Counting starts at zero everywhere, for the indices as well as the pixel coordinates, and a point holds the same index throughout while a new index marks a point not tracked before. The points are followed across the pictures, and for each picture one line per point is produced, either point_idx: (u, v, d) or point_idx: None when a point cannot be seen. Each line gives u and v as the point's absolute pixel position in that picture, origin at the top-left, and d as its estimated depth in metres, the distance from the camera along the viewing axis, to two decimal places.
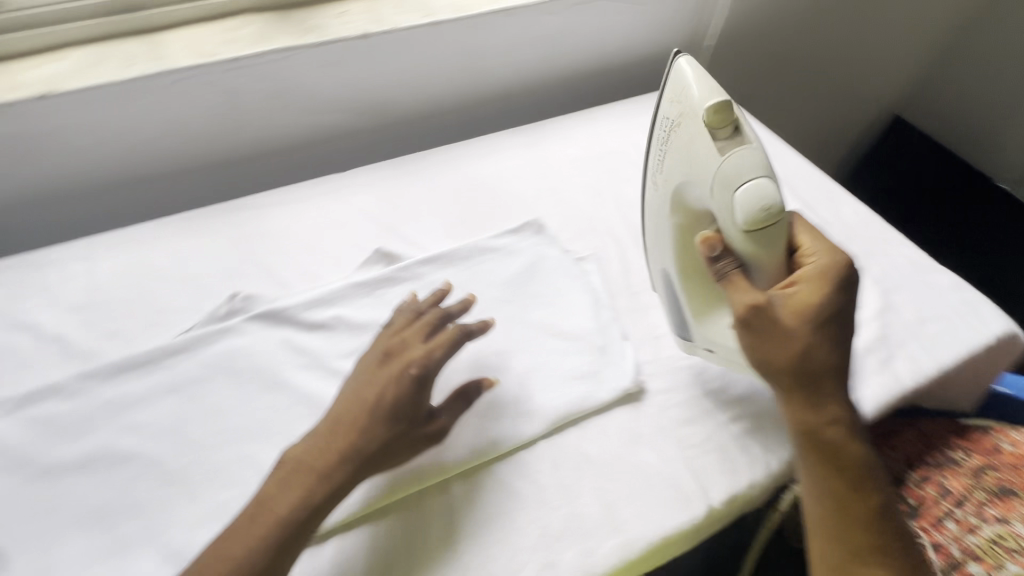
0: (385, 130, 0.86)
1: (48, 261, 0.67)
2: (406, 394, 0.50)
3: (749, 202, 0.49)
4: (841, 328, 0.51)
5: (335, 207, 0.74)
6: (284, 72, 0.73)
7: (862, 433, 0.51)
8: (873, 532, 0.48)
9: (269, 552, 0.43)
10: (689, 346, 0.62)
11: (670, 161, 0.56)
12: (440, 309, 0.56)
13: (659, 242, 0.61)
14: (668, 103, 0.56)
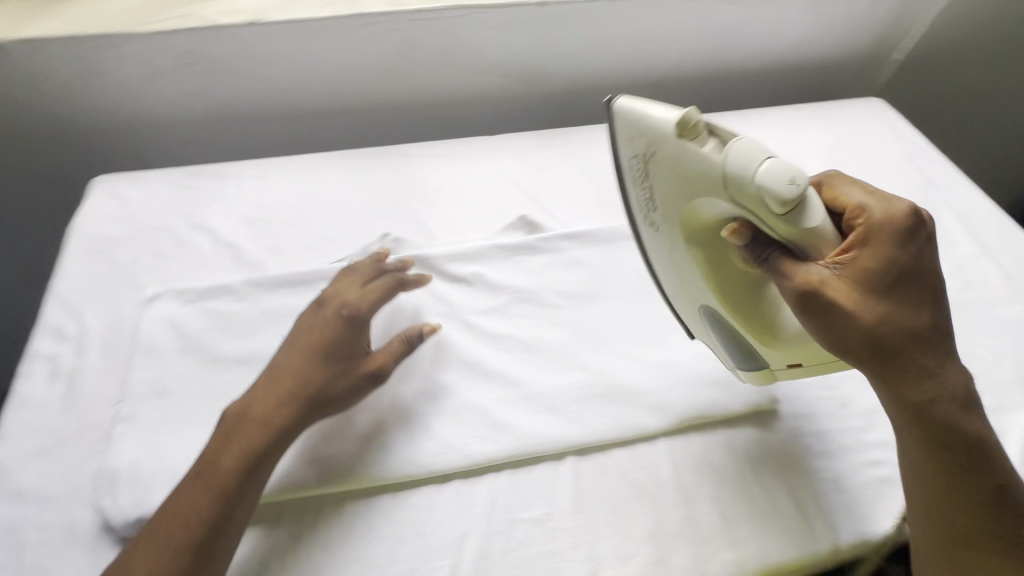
0: (534, 103, 0.86)
1: (228, 174, 0.74)
2: (343, 335, 0.54)
3: (772, 180, 0.40)
4: (923, 287, 0.42)
5: (483, 166, 0.77)
6: (460, 30, 0.75)
7: (971, 406, 0.43)
8: (980, 516, 0.43)
9: (215, 503, 0.44)
10: (765, 373, 0.52)
11: (661, 193, 0.48)
12: (376, 267, 0.60)
13: (681, 274, 0.53)
14: (625, 144, 0.50)
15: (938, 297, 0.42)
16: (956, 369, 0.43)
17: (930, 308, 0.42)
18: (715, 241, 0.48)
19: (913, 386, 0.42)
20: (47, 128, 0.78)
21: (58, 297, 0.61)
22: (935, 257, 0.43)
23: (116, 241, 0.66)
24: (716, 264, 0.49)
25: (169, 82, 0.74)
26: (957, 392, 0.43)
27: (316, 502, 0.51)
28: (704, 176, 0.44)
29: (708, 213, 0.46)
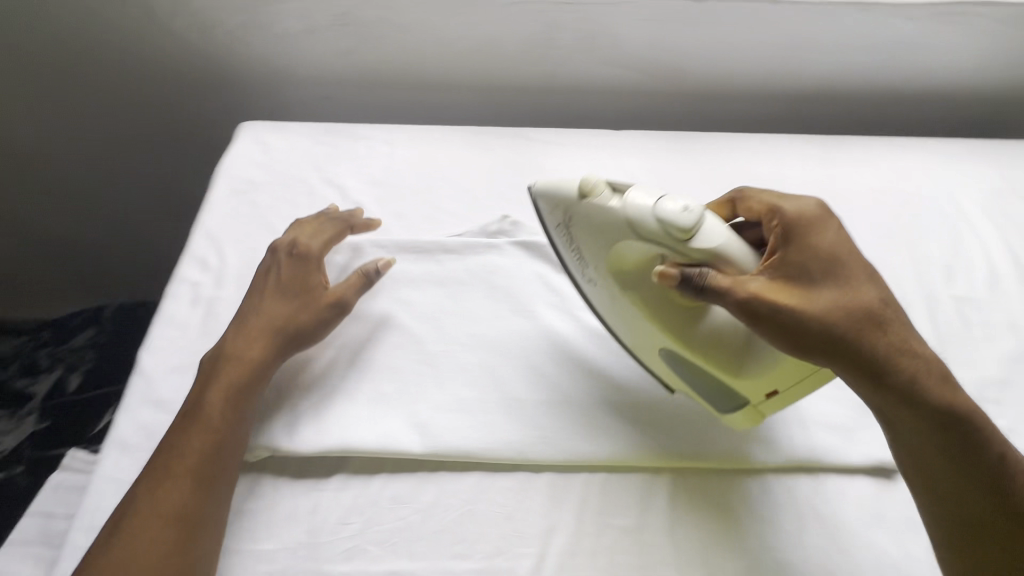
0: (664, 103, 0.84)
1: (361, 135, 0.77)
2: (301, 272, 0.58)
3: (669, 215, 0.45)
4: (852, 269, 0.46)
5: (608, 163, 0.75)
6: (606, 18, 0.74)
7: (940, 377, 0.44)
8: (983, 493, 0.43)
9: (210, 450, 0.47)
10: (747, 410, 0.50)
11: (590, 253, 0.51)
12: (323, 216, 0.64)
13: (629, 323, 0.53)
14: (551, 223, 0.53)
15: (869, 275, 0.46)
16: (911, 342, 0.45)
17: (864, 286, 0.45)
18: (651, 286, 0.49)
19: (879, 369, 0.43)
20: (207, 71, 0.84)
21: (204, 230, 0.66)
22: (851, 241, 0.47)
23: (257, 184, 0.71)
24: (659, 309, 0.49)
25: (319, 40, 0.78)
26: (922, 366, 0.44)
27: (415, 467, 0.52)
28: (615, 224, 0.48)
29: (632, 257, 0.49)
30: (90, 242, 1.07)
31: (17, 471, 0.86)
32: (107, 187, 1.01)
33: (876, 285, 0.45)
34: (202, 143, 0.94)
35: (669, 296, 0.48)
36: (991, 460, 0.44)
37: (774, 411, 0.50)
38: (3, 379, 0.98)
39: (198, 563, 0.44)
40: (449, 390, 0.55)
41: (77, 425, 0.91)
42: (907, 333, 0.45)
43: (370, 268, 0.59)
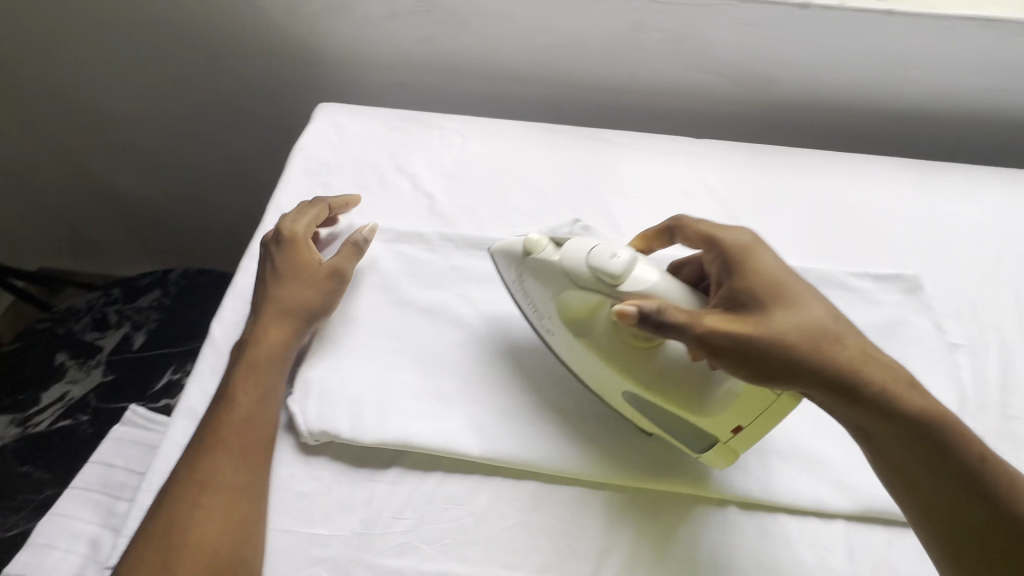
0: (746, 113, 0.80)
1: (435, 123, 0.76)
2: (292, 252, 0.58)
3: (598, 260, 0.47)
4: (789, 286, 0.47)
5: (685, 172, 0.72)
6: (701, 21, 0.70)
7: (902, 384, 0.44)
8: (972, 497, 0.42)
9: (244, 424, 0.48)
10: (719, 448, 0.48)
11: (544, 303, 0.52)
12: (319, 203, 0.62)
13: (589, 373, 0.51)
14: (510, 278, 0.55)
15: (808, 290, 0.47)
16: (865, 350, 0.44)
17: (805, 301, 0.46)
18: (604, 332, 0.49)
19: (840, 384, 0.43)
20: (285, 51, 0.85)
21: (278, 208, 0.67)
22: (786, 264, 0.49)
23: (330, 166, 0.71)
24: (614, 354, 0.48)
25: (400, 26, 0.77)
26: (880, 374, 0.44)
27: (471, 469, 0.51)
28: (554, 273, 0.50)
29: (580, 305, 0.49)
30: (168, 204, 1.15)
31: (84, 419, 0.92)
32: (184, 156, 1.05)
33: (815, 299, 0.46)
34: (273, 120, 0.96)
35: (623, 339, 0.48)
36: (975, 462, 0.42)
37: (748, 446, 0.48)
38: (76, 330, 1.03)
39: (254, 529, 0.45)
40: (511, 394, 0.54)
41: (139, 381, 0.96)
42: (859, 342, 0.45)
43: (358, 236, 0.60)
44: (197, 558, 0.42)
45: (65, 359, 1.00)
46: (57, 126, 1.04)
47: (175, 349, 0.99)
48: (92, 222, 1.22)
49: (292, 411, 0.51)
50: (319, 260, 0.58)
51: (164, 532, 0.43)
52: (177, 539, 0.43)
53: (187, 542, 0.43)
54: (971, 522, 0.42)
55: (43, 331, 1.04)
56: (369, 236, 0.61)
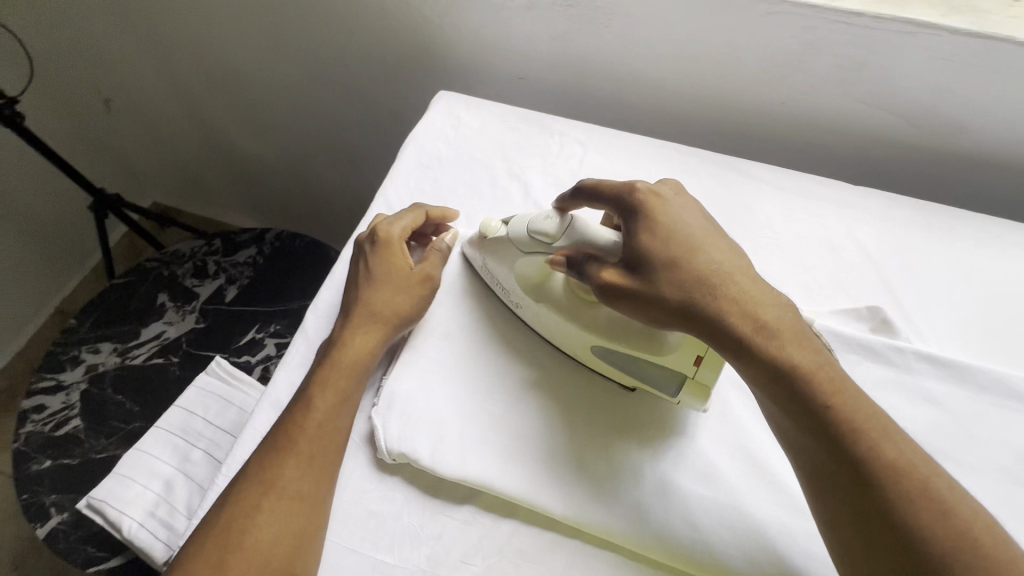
0: (914, 158, 0.69)
1: (555, 127, 0.70)
2: (386, 260, 0.54)
3: (535, 224, 0.52)
4: (675, 232, 0.45)
5: (837, 224, 0.62)
6: (888, 49, 0.60)
7: (771, 332, 0.41)
8: (842, 462, 0.37)
9: (319, 427, 0.45)
10: (688, 385, 0.47)
11: (503, 277, 0.55)
12: (417, 212, 0.58)
13: (557, 336, 0.52)
14: (476, 267, 0.58)
15: (697, 235, 0.45)
16: (744, 296, 0.42)
17: (693, 246, 0.44)
18: (560, 293, 0.51)
19: (706, 328, 0.42)
20: (408, 31, 0.81)
21: (385, 199, 0.65)
22: (689, 212, 0.46)
23: (442, 160, 0.68)
24: (570, 308, 0.51)
25: (537, 19, 0.71)
26: (749, 321, 0.41)
27: (549, 524, 0.47)
28: (506, 244, 0.54)
29: (533, 272, 0.52)
30: (275, 162, 1.19)
31: (173, 360, 0.98)
32: (296, 122, 1.07)
33: (700, 243, 0.44)
34: (384, 97, 0.94)
35: (574, 294, 0.51)
36: (848, 421, 0.38)
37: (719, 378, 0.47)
38: (178, 274, 1.08)
39: (310, 544, 0.42)
40: (604, 453, 0.48)
41: (225, 334, 1.00)
42: (745, 291, 0.43)
43: (442, 244, 0.57)
44: (252, 563, 0.40)
45: (165, 300, 1.06)
46: (187, 78, 1.08)
47: (261, 308, 1.02)
48: (208, 168, 1.30)
49: (374, 424, 0.49)
50: (409, 264, 0.54)
51: (225, 528, 0.41)
52: (236, 539, 0.41)
53: (245, 542, 0.41)
54: (840, 491, 0.37)
55: (149, 269, 1.09)
56: (451, 244, 0.59)
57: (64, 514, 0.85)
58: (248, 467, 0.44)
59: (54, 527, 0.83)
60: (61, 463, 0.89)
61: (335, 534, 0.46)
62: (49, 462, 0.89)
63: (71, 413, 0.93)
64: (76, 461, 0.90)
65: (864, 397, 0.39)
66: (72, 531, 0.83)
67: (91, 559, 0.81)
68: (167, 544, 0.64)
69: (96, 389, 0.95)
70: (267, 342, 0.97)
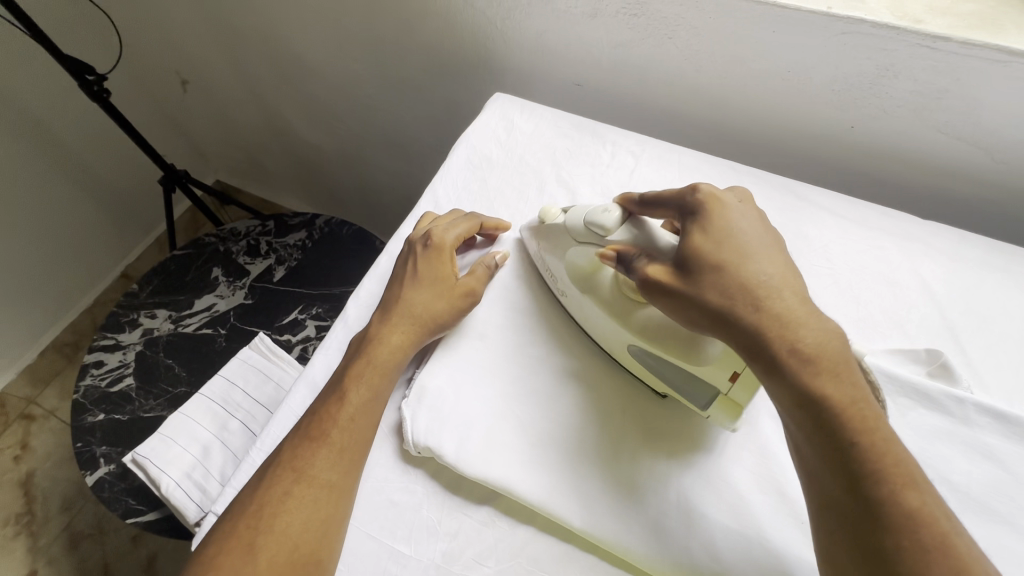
0: (992, 196, 0.65)
1: (607, 135, 0.70)
2: (430, 263, 0.55)
3: (592, 215, 0.51)
4: (727, 238, 0.43)
5: (899, 258, 0.59)
6: (977, 76, 0.56)
7: (809, 356, 0.38)
8: (858, 500, 0.34)
9: (349, 414, 0.47)
10: (720, 400, 0.46)
11: (554, 265, 0.56)
12: (474, 221, 0.59)
13: (595, 329, 0.53)
14: (531, 256, 0.59)
15: (749, 245, 0.43)
16: (787, 313, 0.39)
17: (742, 256, 0.42)
18: (607, 288, 0.51)
19: (745, 340, 0.40)
20: (471, 32, 0.82)
21: (433, 197, 0.66)
22: (749, 226, 0.44)
23: (491, 162, 0.68)
24: (613, 306, 0.50)
25: (599, 27, 0.70)
26: (790, 340, 0.38)
27: (566, 536, 0.47)
28: (562, 232, 0.54)
29: (584, 263, 0.53)
30: (332, 150, 1.24)
31: (221, 332, 1.04)
32: (355, 113, 1.10)
33: (752, 253, 0.42)
34: (441, 94, 0.95)
35: (620, 292, 0.51)
36: (877, 461, 0.35)
37: (752, 399, 0.45)
38: (232, 250, 1.14)
39: (336, 529, 0.43)
40: (625, 471, 0.47)
41: (269, 312, 1.05)
42: (794, 307, 0.40)
43: (491, 260, 0.58)
44: (281, 545, 0.41)
45: (219, 274, 1.11)
46: (256, 64, 1.13)
47: (306, 290, 1.06)
48: (270, 152, 1.36)
49: (402, 415, 0.50)
50: (455, 275, 0.55)
51: (258, 511, 0.42)
52: (267, 523, 0.42)
53: (276, 527, 0.42)
54: (847, 525, 0.34)
55: (207, 244, 1.15)
56: (500, 264, 0.59)
57: (111, 465, 0.90)
58: (285, 449, 0.46)
59: (101, 476, 0.89)
60: (113, 417, 0.95)
61: (357, 519, 0.47)
62: (102, 416, 0.95)
63: (126, 371, 1.00)
64: (126, 417, 0.95)
65: (898, 439, 0.36)
66: (117, 482, 0.89)
67: (130, 510, 0.86)
68: (199, 505, 0.67)
69: (150, 352, 1.02)
70: (308, 324, 1.01)
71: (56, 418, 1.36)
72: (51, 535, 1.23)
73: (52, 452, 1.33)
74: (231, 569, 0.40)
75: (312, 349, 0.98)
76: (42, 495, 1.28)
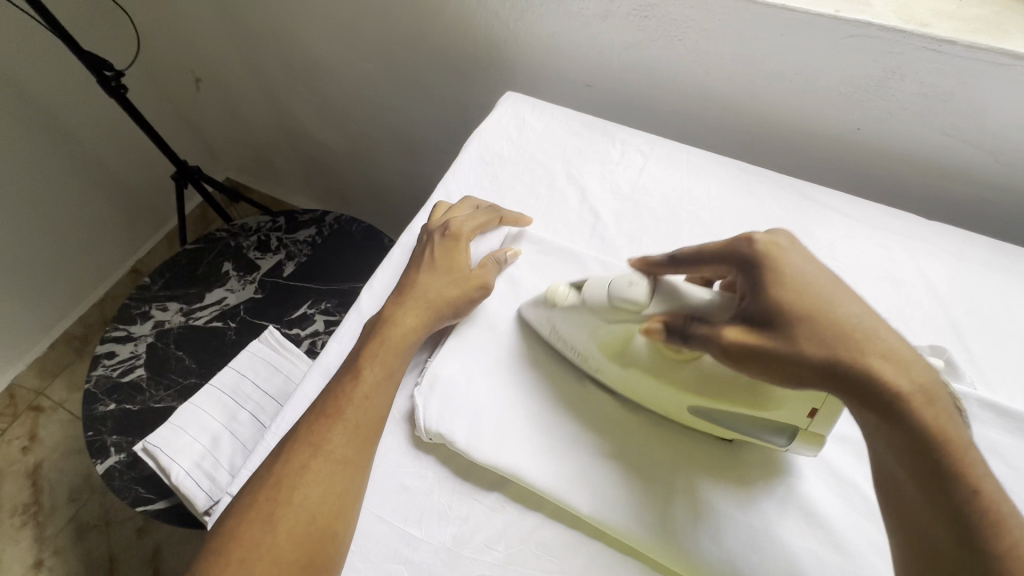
0: (995, 197, 0.66)
1: (617, 134, 0.71)
2: (447, 253, 0.56)
3: (619, 291, 0.48)
4: (809, 282, 0.40)
5: (903, 256, 0.60)
6: (982, 79, 0.57)
7: (924, 399, 0.35)
8: (979, 553, 0.32)
9: (364, 395, 0.48)
10: (801, 435, 0.45)
11: (579, 346, 0.51)
12: (492, 214, 0.61)
13: (648, 399, 0.49)
14: (548, 335, 0.53)
15: (833, 285, 0.40)
16: (894, 354, 0.36)
17: (830, 296, 0.39)
18: (648, 358, 0.48)
19: (851, 388, 0.36)
20: (483, 32, 0.83)
21: (446, 192, 0.67)
22: (821, 265, 0.41)
23: (503, 159, 0.70)
24: (663, 369, 0.47)
25: (610, 28, 0.72)
26: (903, 383, 0.35)
27: (573, 522, 0.47)
28: (579, 310, 0.51)
29: (616, 339, 0.49)
30: (343, 149, 1.25)
31: (231, 326, 1.06)
32: (367, 113, 1.12)
33: (836, 292, 0.39)
34: (453, 94, 0.97)
35: (666, 358, 0.47)
36: (996, 512, 0.32)
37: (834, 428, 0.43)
38: (243, 245, 1.15)
39: (351, 503, 0.44)
40: (633, 458, 0.48)
41: (279, 306, 1.06)
42: (899, 346, 0.37)
43: (500, 254, 0.59)
44: (299, 517, 0.42)
45: (230, 269, 1.13)
46: (270, 63, 1.15)
47: (315, 285, 1.07)
48: (281, 150, 1.38)
49: (415, 401, 0.51)
50: (467, 264, 0.56)
51: (276, 484, 0.44)
52: (286, 495, 0.43)
53: (294, 499, 0.43)
54: None
55: (218, 239, 1.16)
56: (511, 259, 0.59)
57: (122, 454, 0.92)
58: (299, 427, 0.47)
59: (111, 465, 0.90)
60: (124, 407, 0.96)
61: (368, 501, 0.48)
62: (113, 405, 0.96)
63: (138, 363, 1.01)
64: (137, 407, 0.97)
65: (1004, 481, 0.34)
66: (127, 471, 0.90)
67: (140, 499, 0.87)
68: (208, 494, 0.67)
69: (161, 344, 1.03)
70: (317, 318, 1.02)
71: (64, 410, 1.37)
72: (58, 526, 1.24)
73: (60, 443, 1.34)
74: (253, 538, 0.41)
75: (320, 343, 0.99)
76: (49, 486, 1.29)
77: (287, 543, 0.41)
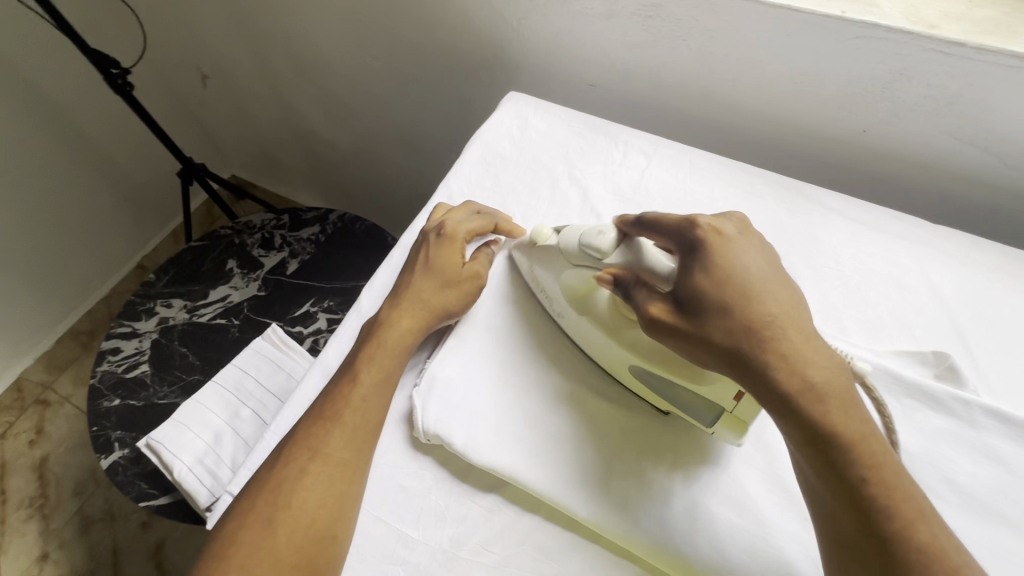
0: (1003, 200, 0.65)
1: (620, 134, 0.71)
2: (443, 253, 0.56)
3: (587, 238, 0.50)
4: (731, 273, 0.41)
5: (908, 261, 0.59)
6: (992, 80, 0.56)
7: (817, 396, 0.37)
8: (871, 538, 0.34)
9: (359, 397, 0.48)
10: (726, 417, 0.46)
11: (548, 289, 0.55)
12: (489, 217, 0.60)
13: (597, 352, 0.52)
14: (530, 283, 0.58)
15: (755, 280, 0.41)
16: (795, 352, 0.39)
17: (749, 292, 0.41)
18: (604, 308, 0.51)
19: (756, 381, 0.39)
20: (487, 31, 0.83)
21: (446, 193, 0.67)
22: (753, 258, 0.43)
23: (505, 160, 0.70)
24: (612, 325, 0.50)
25: (614, 28, 0.71)
26: (796, 380, 0.38)
27: (572, 525, 0.47)
28: (555, 254, 0.54)
29: (580, 285, 0.52)
30: (346, 146, 1.26)
31: (234, 323, 1.06)
32: (371, 110, 1.12)
33: (757, 288, 0.41)
34: (456, 92, 0.97)
35: (618, 311, 0.50)
36: (890, 497, 0.35)
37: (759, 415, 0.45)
38: (247, 243, 1.16)
39: (351, 506, 0.44)
40: (633, 462, 0.48)
41: (282, 304, 1.07)
42: (802, 345, 0.39)
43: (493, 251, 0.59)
44: (299, 521, 0.42)
45: (234, 266, 1.13)
46: (274, 60, 1.15)
47: (318, 283, 1.08)
48: (286, 147, 1.38)
49: (414, 403, 0.51)
50: (462, 262, 0.56)
51: (274, 488, 0.44)
52: (285, 499, 0.43)
53: (293, 503, 0.43)
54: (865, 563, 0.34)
55: (222, 236, 1.17)
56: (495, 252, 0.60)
57: (125, 450, 0.92)
58: (300, 429, 0.47)
59: (115, 460, 0.91)
60: (128, 403, 0.97)
61: (367, 503, 0.48)
62: (117, 401, 0.97)
63: (142, 359, 1.02)
64: (141, 403, 0.97)
65: (907, 474, 0.36)
66: (130, 467, 0.90)
67: (143, 494, 0.88)
68: (211, 490, 0.68)
69: (166, 340, 1.04)
70: (320, 316, 1.03)
71: (71, 405, 1.38)
72: (63, 519, 1.26)
73: (66, 437, 1.35)
74: (254, 541, 0.42)
75: (322, 341, 1.00)
76: (55, 479, 1.30)
77: (289, 548, 0.41)
